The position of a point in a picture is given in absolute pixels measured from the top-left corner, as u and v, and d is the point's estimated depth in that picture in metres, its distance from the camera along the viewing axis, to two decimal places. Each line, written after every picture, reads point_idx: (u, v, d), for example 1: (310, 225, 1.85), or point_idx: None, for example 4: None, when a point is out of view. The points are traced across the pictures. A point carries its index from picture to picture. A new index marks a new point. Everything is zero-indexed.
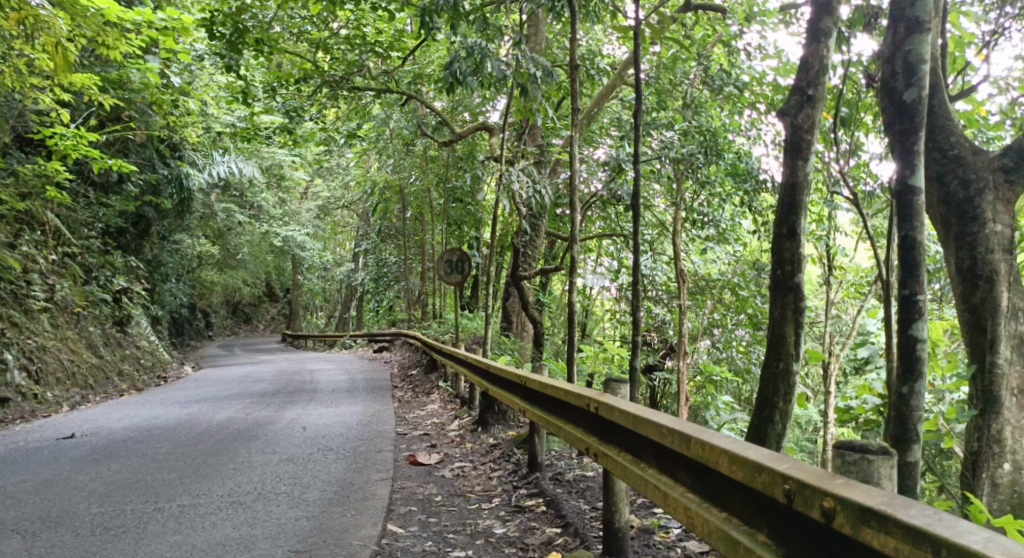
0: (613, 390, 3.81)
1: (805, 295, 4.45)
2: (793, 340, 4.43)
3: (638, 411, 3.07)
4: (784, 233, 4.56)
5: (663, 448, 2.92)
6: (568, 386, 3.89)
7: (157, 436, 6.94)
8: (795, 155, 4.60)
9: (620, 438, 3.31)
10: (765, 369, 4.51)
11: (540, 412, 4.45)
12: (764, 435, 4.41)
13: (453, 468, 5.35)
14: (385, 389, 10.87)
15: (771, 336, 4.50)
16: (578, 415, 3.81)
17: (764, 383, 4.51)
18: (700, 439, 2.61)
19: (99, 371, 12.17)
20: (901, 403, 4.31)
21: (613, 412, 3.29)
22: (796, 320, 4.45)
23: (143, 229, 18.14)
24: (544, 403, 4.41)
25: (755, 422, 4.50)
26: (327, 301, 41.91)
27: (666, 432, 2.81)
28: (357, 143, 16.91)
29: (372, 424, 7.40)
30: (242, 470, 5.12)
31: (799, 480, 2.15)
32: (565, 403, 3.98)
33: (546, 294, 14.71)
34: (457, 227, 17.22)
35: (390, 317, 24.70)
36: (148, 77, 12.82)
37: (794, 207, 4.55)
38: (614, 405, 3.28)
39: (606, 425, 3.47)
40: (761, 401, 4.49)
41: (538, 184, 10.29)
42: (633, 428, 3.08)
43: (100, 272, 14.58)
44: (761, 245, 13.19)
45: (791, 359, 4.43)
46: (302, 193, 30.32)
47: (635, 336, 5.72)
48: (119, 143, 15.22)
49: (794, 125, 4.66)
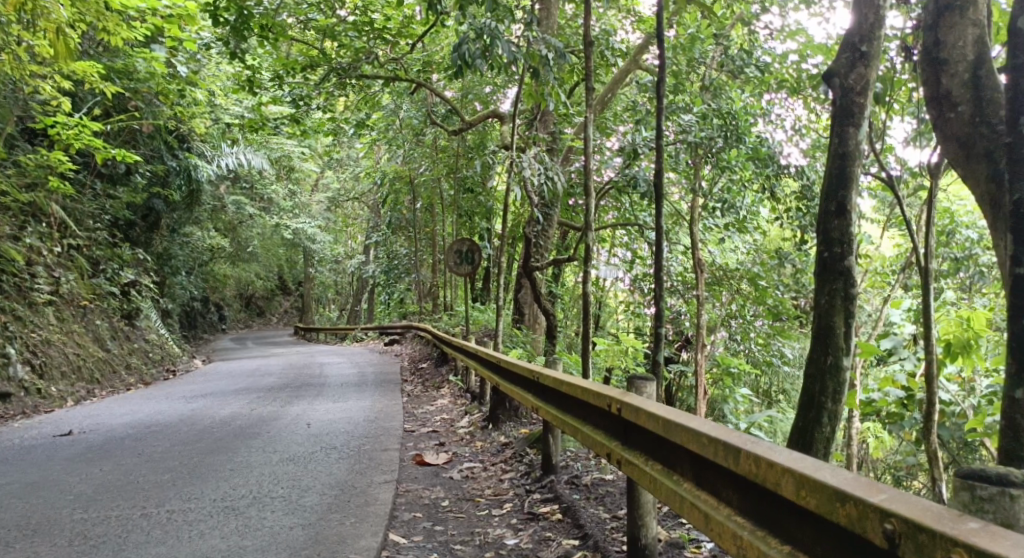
0: (640, 388, 3.46)
1: (856, 280, 4.10)
2: (843, 332, 4.08)
3: (669, 415, 2.74)
4: (831, 210, 4.19)
5: (701, 460, 2.58)
6: (586, 384, 3.56)
7: (155, 433, 6.68)
8: (844, 121, 4.23)
9: (648, 444, 2.98)
10: (810, 365, 4.15)
11: (554, 411, 4.12)
12: (809, 439, 4.06)
13: (462, 469, 5.04)
14: (394, 384, 10.58)
15: (818, 326, 4.15)
16: (599, 417, 3.47)
17: (809, 380, 4.15)
18: (751, 453, 2.26)
19: (105, 364, 11.93)
20: (1014, 412, 3.60)
21: (639, 414, 2.96)
22: (846, 310, 4.09)
23: (152, 222, 17.94)
24: (560, 402, 4.08)
25: (798, 423, 4.15)
26: (339, 294, 41.80)
27: (706, 442, 2.47)
28: (367, 133, 16.61)
29: (379, 420, 7.09)
30: (238, 471, 4.83)
31: (906, 519, 1.78)
32: (582, 402, 3.65)
33: (559, 285, 14.38)
34: (467, 219, 16.90)
35: (401, 310, 24.46)
36: (154, 66, 12.54)
37: (843, 179, 4.18)
38: (640, 407, 2.95)
39: (630, 429, 3.14)
40: (805, 401, 4.14)
41: (551, 171, 9.93)
42: (667, 436, 2.73)
43: (108, 264, 14.37)
44: (780, 234, 12.81)
45: (840, 354, 4.07)
46: (313, 185, 30.11)
47: (658, 328, 5.37)
48: (126, 134, 14.97)
49: (843, 87, 4.30)
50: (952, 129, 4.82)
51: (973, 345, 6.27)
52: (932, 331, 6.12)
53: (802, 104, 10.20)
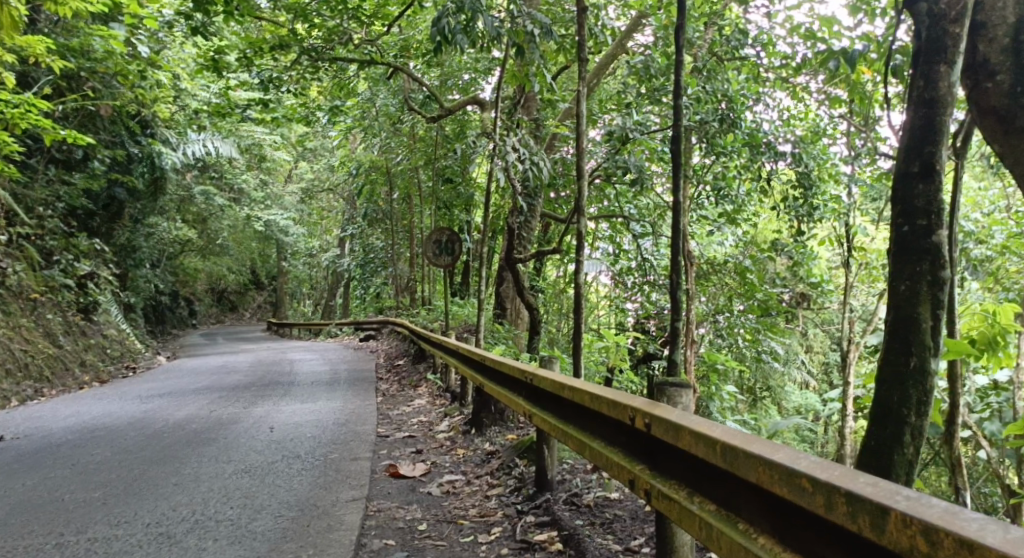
0: (673, 399, 2.96)
1: (945, 260, 3.42)
2: (930, 328, 3.42)
3: (732, 439, 2.21)
4: (914, 172, 3.50)
5: (786, 507, 2.05)
6: (600, 390, 3.03)
7: (98, 439, 6.03)
8: (933, 58, 3.51)
9: (690, 472, 2.47)
10: (886, 368, 3.47)
11: (553, 423, 3.57)
12: (887, 462, 3.38)
13: (442, 483, 4.44)
14: (368, 382, 9.96)
15: (898, 318, 3.49)
16: (619, 435, 2.93)
17: (883, 388, 3.47)
18: (912, 519, 1.70)
19: (57, 361, 11.20)
20: None
21: (681, 435, 2.44)
22: (934, 299, 3.42)
23: (114, 211, 17.19)
24: (561, 412, 3.53)
25: (871, 440, 3.47)
26: (315, 290, 40.92)
27: (810, 488, 1.93)
28: (341, 120, 15.90)
29: (350, 424, 6.47)
30: (183, 487, 4.21)
31: None
32: (595, 413, 3.12)
33: (542, 279, 13.78)
34: (446, 211, 16.23)
35: (377, 305, 23.76)
36: (112, 44, 11.77)
37: (930, 133, 3.47)
38: (682, 425, 2.43)
39: (659, 446, 2.64)
40: (880, 414, 3.45)
41: (536, 158, 9.34)
42: (738, 474, 2.17)
43: (63, 255, 13.62)
44: (772, 226, 12.34)
45: (927, 355, 3.40)
46: (287, 176, 29.24)
47: (676, 322, 4.79)
48: (82, 117, 14.16)
49: (933, 15, 3.54)
50: (998, 98, 3.95)
51: (999, 342, 5.80)
52: (957, 326, 5.62)
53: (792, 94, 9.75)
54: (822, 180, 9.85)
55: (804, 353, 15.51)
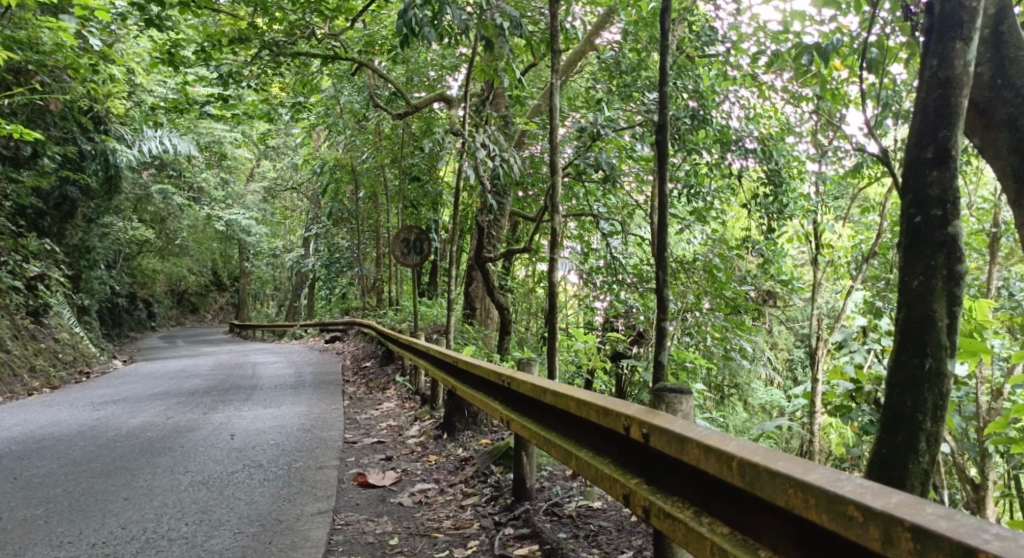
0: (673, 407, 2.91)
1: (961, 253, 3.32)
2: (945, 326, 3.30)
3: (755, 456, 2.17)
4: (928, 158, 3.42)
5: (824, 534, 1.99)
6: (597, 402, 2.96)
7: (46, 449, 5.75)
8: (948, 35, 3.45)
9: (698, 488, 2.44)
10: (899, 370, 3.34)
11: (538, 432, 3.49)
12: (901, 471, 3.25)
13: (414, 492, 4.25)
14: (334, 385, 9.69)
15: (912, 317, 3.35)
16: (619, 449, 2.87)
17: (895, 391, 3.34)
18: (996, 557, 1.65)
19: (4, 367, 10.79)
20: None
21: (689, 448, 2.41)
22: (950, 295, 3.30)
23: (66, 210, 16.64)
24: (547, 421, 3.45)
25: (882, 448, 3.34)
26: (279, 290, 40.26)
27: (861, 517, 1.87)
28: (304, 117, 15.53)
29: (316, 429, 6.25)
30: (134, 502, 3.99)
31: None
32: (591, 426, 3.05)
33: (511, 278, 13.58)
34: (413, 209, 15.93)
35: (342, 305, 23.35)
36: (61, 36, 11.33)
37: (947, 117, 3.39)
38: (691, 438, 2.41)
39: (661, 458, 2.63)
40: (893, 420, 3.32)
41: (506, 155, 9.14)
42: (766, 496, 2.12)
43: (11, 256, 13.15)
44: (742, 223, 12.29)
45: (942, 355, 3.28)
46: (249, 174, 28.63)
47: (661, 321, 4.64)
48: (31, 112, 13.67)
49: None
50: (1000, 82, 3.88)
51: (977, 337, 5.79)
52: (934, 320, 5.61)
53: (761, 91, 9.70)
54: (792, 177, 9.78)
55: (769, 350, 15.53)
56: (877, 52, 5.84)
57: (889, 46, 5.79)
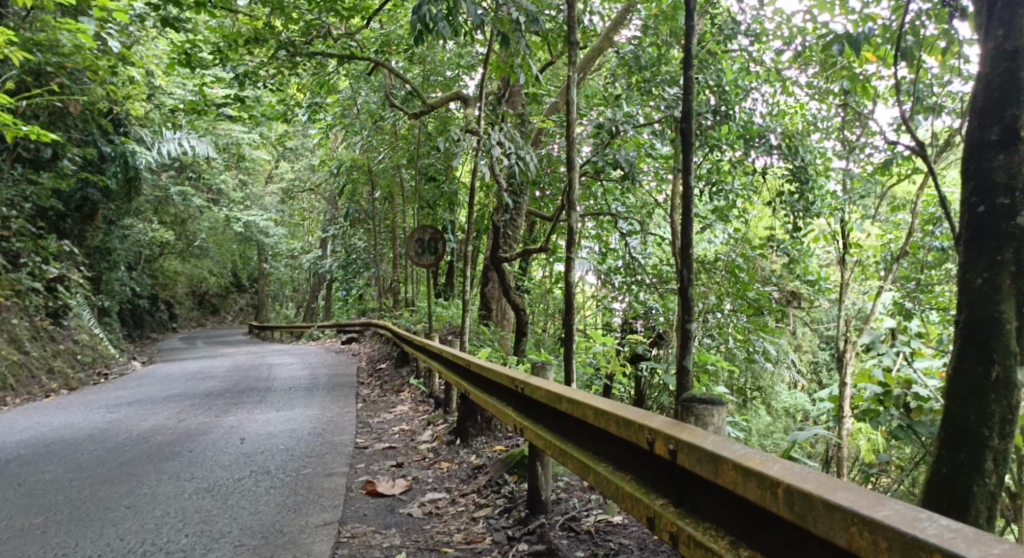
0: (703, 420, 2.74)
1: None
2: (1012, 332, 3.12)
3: (807, 484, 1.99)
4: (993, 141, 3.22)
5: None
6: (617, 411, 2.79)
7: (54, 452, 5.65)
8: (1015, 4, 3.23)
9: (736, 514, 2.26)
10: (960, 381, 3.16)
11: (554, 441, 3.31)
12: (966, 494, 3.08)
13: (424, 502, 4.07)
14: (349, 387, 9.54)
15: (977, 323, 3.17)
16: (644, 465, 2.69)
17: (958, 404, 3.17)
18: None
19: (22, 368, 10.77)
20: None
21: (725, 469, 2.24)
22: (1018, 293, 3.12)
23: (87, 212, 16.67)
24: (563, 431, 3.27)
25: (943, 467, 3.17)
26: (298, 291, 40.29)
27: None
28: (321, 118, 15.41)
29: (327, 433, 6.09)
30: (136, 509, 3.86)
31: None
32: (611, 437, 2.88)
33: (528, 279, 13.38)
34: (429, 210, 15.77)
35: (360, 306, 23.25)
36: (80, 38, 11.28)
37: (1014, 92, 3.19)
38: (727, 458, 2.24)
39: (690, 477, 2.46)
40: (955, 437, 3.14)
41: (522, 152, 8.93)
42: (822, 531, 1.93)
43: (30, 257, 13.15)
44: (764, 223, 12.00)
45: (1009, 365, 3.09)
46: (268, 176, 28.64)
47: (686, 323, 4.42)
48: (51, 114, 13.67)
49: None
50: None
51: None
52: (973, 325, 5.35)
53: (785, 86, 9.41)
54: (817, 173, 9.49)
55: (793, 351, 15.19)
56: (909, 40, 5.59)
57: (922, 34, 5.53)
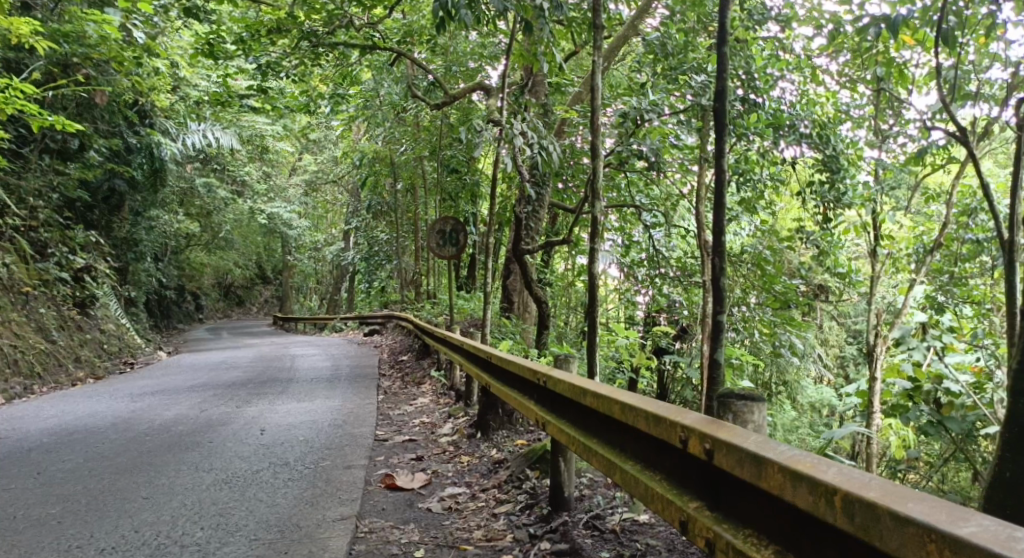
0: (742, 417, 2.71)
1: None
2: None
3: (872, 494, 1.92)
4: None
5: None
6: (648, 407, 2.72)
7: (75, 441, 5.66)
8: None
9: (780, 519, 2.19)
10: None
11: (577, 436, 3.23)
12: None
13: (444, 497, 3.99)
14: (370, 379, 9.49)
15: None
16: (677, 464, 2.62)
17: None
18: None
19: (49, 357, 10.86)
20: None
21: (770, 472, 2.17)
22: None
23: (114, 203, 16.79)
24: (588, 426, 3.19)
25: None
26: (321, 284, 40.45)
27: None
28: (344, 109, 15.36)
29: (347, 425, 6.04)
30: (153, 499, 3.82)
31: None
32: (640, 434, 2.80)
33: (551, 272, 13.25)
34: (451, 201, 15.66)
35: (382, 299, 23.25)
36: (106, 30, 11.30)
37: None
38: (774, 460, 2.16)
39: (725, 477, 2.40)
40: None
41: (546, 143, 8.79)
42: (886, 545, 1.87)
43: (57, 248, 13.26)
44: (792, 215, 11.76)
45: None
46: (291, 168, 28.72)
47: (715, 315, 4.30)
48: (78, 105, 13.76)
49: None
50: None
51: None
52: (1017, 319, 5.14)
53: (815, 74, 9.18)
54: (849, 163, 9.23)
55: (819, 346, 14.93)
56: (948, 23, 5.35)
57: (962, 15, 5.30)
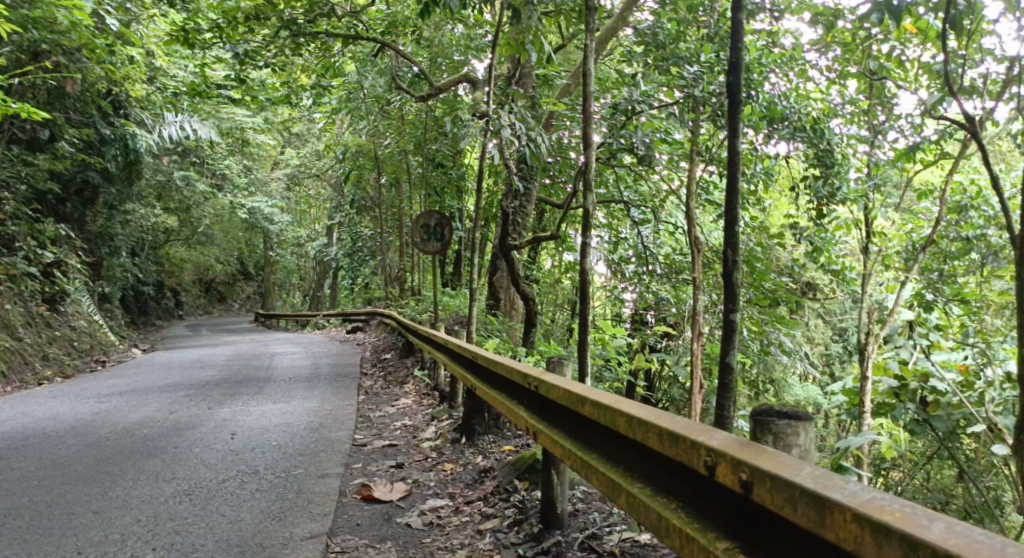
0: (785, 440, 2.46)
1: None
2: None
3: None
4: None
5: None
6: (667, 426, 2.51)
7: (32, 446, 5.33)
8: None
9: None
10: None
11: (580, 451, 3.01)
12: None
13: (426, 511, 3.71)
14: (351, 378, 9.19)
15: None
16: (701, 492, 2.41)
17: None
18: None
19: (15, 355, 10.46)
20: None
21: (840, 520, 1.96)
22: None
23: (88, 196, 16.33)
24: (591, 439, 2.98)
25: None
26: (304, 280, 39.94)
27: None
28: (326, 101, 14.96)
29: (324, 428, 5.73)
30: (104, 516, 3.52)
31: None
32: (656, 454, 2.59)
33: (537, 268, 12.96)
34: (436, 196, 15.32)
35: (365, 295, 22.86)
36: (77, 16, 10.89)
37: None
38: (849, 507, 1.94)
39: (764, 514, 2.19)
40: None
41: (533, 135, 8.48)
42: None
43: (25, 242, 12.82)
44: (784, 212, 11.52)
45: None
46: (274, 163, 28.22)
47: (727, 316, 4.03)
48: (47, 93, 13.29)
49: None
50: None
51: None
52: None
53: (809, 67, 8.93)
54: (844, 158, 8.97)
55: (807, 344, 14.73)
56: (957, 9, 5.03)
57: (973, 1, 4.97)
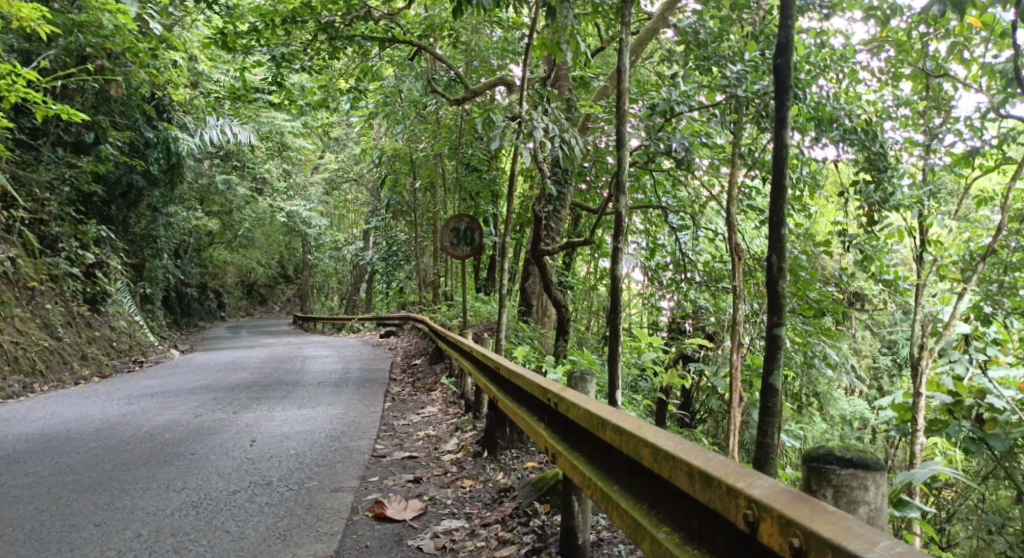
0: (849, 495, 2.20)
1: None
2: None
3: None
4: None
5: None
6: (703, 468, 2.29)
7: (52, 448, 5.26)
8: None
9: None
10: None
11: (601, 482, 2.80)
12: None
13: (439, 533, 3.56)
14: (380, 384, 9.05)
15: None
16: (740, 547, 2.19)
17: None
18: None
19: (54, 354, 10.53)
20: None
21: None
22: None
23: (133, 199, 16.50)
24: (612, 469, 2.77)
25: None
26: (342, 283, 40.08)
27: None
28: (364, 105, 14.85)
29: (345, 436, 5.58)
30: (109, 530, 3.41)
31: None
32: (687, 497, 2.37)
33: (571, 275, 12.68)
34: (471, 201, 15.12)
35: (400, 300, 22.79)
36: (122, 22, 10.91)
37: None
38: None
39: None
40: None
41: (568, 137, 8.21)
42: None
43: (68, 243, 12.93)
44: (829, 220, 11.07)
45: None
46: (313, 167, 28.35)
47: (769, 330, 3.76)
48: (94, 97, 13.40)
49: None
50: None
51: None
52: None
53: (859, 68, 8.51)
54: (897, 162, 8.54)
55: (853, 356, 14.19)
56: None
57: None
